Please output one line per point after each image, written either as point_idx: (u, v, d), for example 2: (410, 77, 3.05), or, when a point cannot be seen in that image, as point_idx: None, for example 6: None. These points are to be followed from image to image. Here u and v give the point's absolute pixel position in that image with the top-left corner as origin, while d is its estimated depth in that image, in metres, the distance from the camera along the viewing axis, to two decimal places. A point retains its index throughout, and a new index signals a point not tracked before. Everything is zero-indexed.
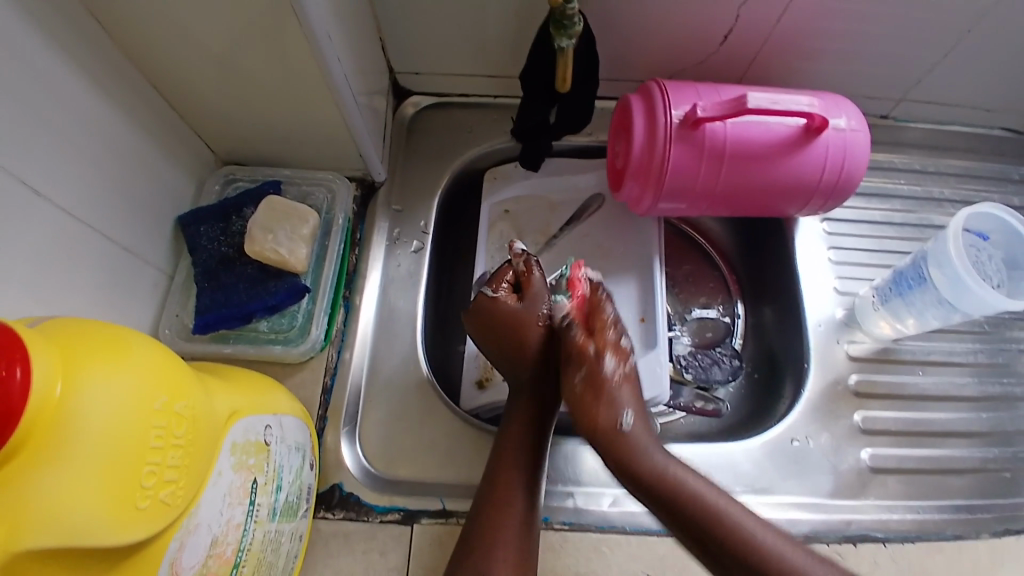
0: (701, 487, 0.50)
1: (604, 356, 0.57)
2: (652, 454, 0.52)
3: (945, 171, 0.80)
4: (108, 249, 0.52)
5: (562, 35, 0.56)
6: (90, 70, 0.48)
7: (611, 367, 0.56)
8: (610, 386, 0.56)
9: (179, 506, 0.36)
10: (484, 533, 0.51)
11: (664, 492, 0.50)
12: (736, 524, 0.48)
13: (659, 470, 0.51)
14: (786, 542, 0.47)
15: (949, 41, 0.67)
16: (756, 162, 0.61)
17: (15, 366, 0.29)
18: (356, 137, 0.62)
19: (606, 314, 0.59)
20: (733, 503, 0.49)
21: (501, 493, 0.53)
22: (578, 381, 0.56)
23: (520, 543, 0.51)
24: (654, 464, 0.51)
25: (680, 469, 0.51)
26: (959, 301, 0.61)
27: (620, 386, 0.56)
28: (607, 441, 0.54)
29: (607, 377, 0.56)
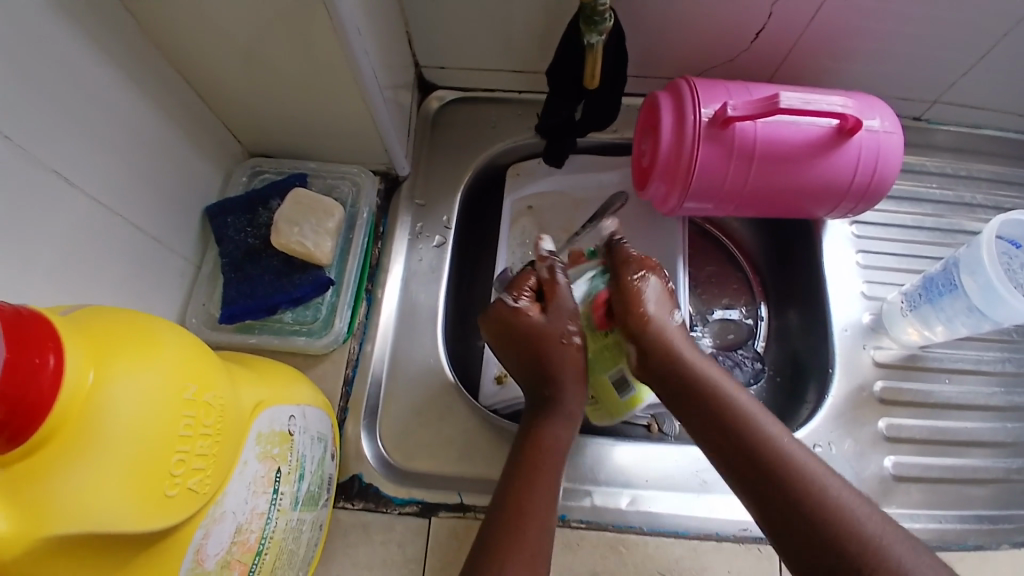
0: (740, 400, 0.51)
1: (653, 274, 0.57)
2: (694, 360, 0.54)
3: (978, 176, 0.78)
4: (137, 239, 0.53)
5: (592, 31, 0.55)
6: (121, 62, 0.49)
7: (659, 279, 0.57)
8: (659, 294, 0.57)
9: (206, 493, 0.36)
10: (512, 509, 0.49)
11: (701, 394, 0.52)
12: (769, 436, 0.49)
13: (702, 375, 0.53)
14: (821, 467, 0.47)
15: (988, 41, 0.65)
16: (786, 163, 0.59)
17: (48, 355, 0.30)
18: (382, 131, 0.62)
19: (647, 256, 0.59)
20: (775, 425, 0.50)
21: (530, 477, 0.51)
22: (633, 281, 0.56)
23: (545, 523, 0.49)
24: (694, 365, 0.54)
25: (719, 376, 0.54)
26: (990, 309, 0.59)
27: (666, 300, 0.57)
28: (654, 341, 0.54)
29: (655, 289, 0.56)
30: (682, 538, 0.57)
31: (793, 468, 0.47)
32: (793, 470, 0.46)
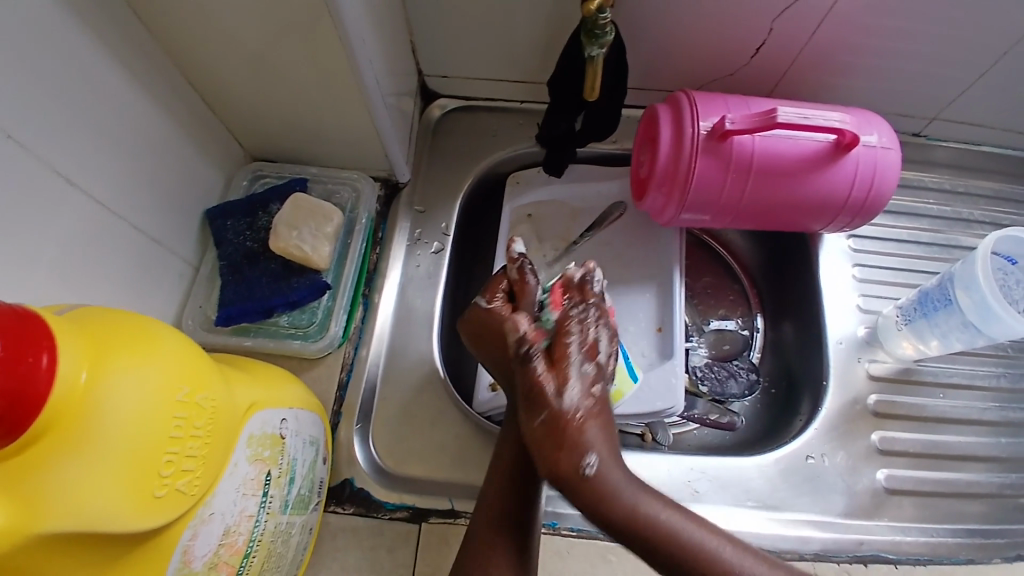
0: (674, 522, 0.47)
1: (568, 394, 0.49)
2: (624, 495, 0.48)
3: (975, 192, 0.79)
4: (138, 240, 0.53)
5: (593, 44, 0.56)
6: (127, 65, 0.50)
7: (575, 402, 0.49)
8: (574, 427, 0.48)
9: (194, 495, 0.36)
10: (490, 520, 0.51)
11: (640, 532, 0.47)
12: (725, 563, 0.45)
13: (634, 509, 0.47)
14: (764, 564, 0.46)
15: (987, 59, 0.66)
16: (783, 177, 0.60)
17: (43, 354, 0.30)
18: (383, 138, 0.63)
19: (571, 342, 0.52)
20: (714, 536, 0.47)
21: (504, 495, 0.52)
22: (539, 422, 0.49)
23: (520, 535, 0.51)
24: (625, 499, 0.47)
25: (651, 502, 0.48)
26: (985, 325, 0.60)
27: (585, 425, 0.49)
28: (574, 489, 0.48)
29: (570, 417, 0.49)
30: None
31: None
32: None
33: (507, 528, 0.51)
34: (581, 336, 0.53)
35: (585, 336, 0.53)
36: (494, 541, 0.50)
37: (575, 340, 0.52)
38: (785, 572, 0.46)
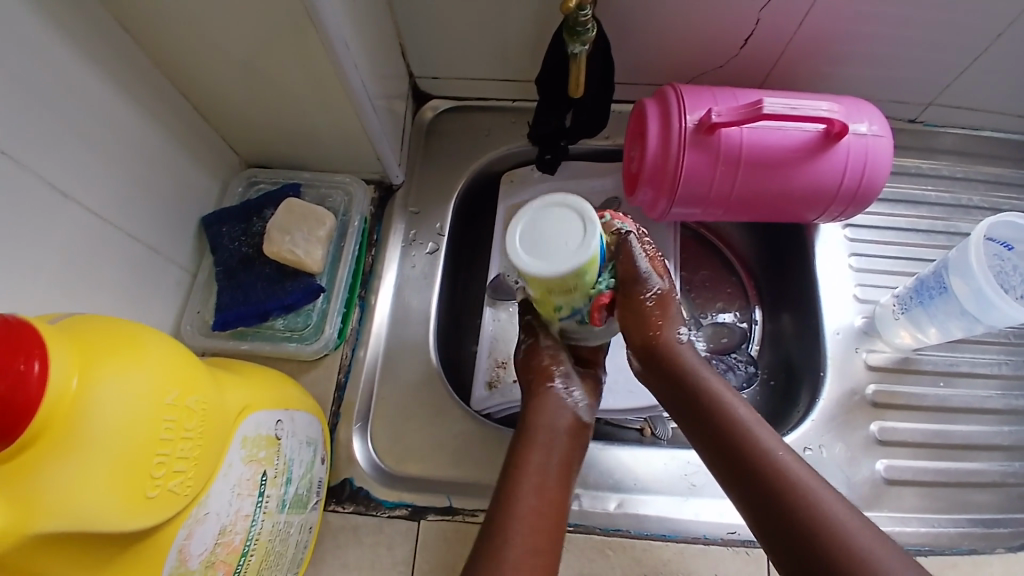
0: (737, 408, 0.51)
1: (659, 280, 0.55)
2: (695, 364, 0.54)
3: (975, 178, 0.78)
4: (134, 249, 0.54)
5: (576, 41, 0.56)
6: (120, 79, 0.51)
7: (664, 286, 0.55)
8: (672, 306, 0.56)
9: (188, 495, 0.37)
10: (494, 524, 0.47)
11: (703, 408, 0.52)
12: (762, 450, 0.48)
13: (699, 381, 0.53)
14: (808, 472, 0.46)
15: (981, 42, 0.65)
16: (773, 167, 0.60)
17: (34, 361, 0.31)
18: (374, 140, 0.63)
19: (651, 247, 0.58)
20: (772, 437, 0.49)
21: (514, 500, 0.48)
22: (649, 300, 0.55)
23: (545, 545, 0.46)
24: (693, 367, 0.54)
25: (715, 379, 0.53)
26: (981, 313, 0.59)
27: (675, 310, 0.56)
28: (663, 356, 0.55)
29: (669, 298, 0.56)
30: (670, 541, 0.58)
31: (793, 486, 0.45)
32: (794, 491, 0.45)
33: (520, 532, 0.46)
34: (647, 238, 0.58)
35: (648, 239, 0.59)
36: (499, 544, 0.45)
37: (651, 263, 0.55)
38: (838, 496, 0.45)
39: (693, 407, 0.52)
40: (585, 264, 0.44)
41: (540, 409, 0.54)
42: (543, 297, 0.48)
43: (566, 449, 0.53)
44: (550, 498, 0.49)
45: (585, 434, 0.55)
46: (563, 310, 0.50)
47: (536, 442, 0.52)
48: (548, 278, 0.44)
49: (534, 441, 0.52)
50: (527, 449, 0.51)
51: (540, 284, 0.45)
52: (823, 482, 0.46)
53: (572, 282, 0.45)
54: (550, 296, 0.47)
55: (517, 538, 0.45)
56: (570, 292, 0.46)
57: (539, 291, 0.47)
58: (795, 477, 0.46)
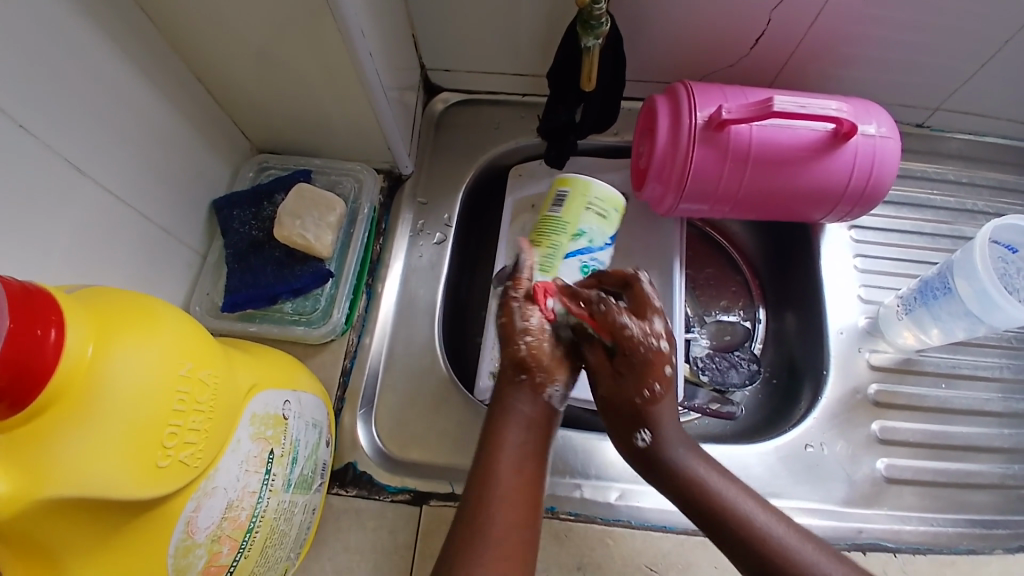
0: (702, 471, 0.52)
1: (638, 383, 0.54)
2: (677, 457, 0.53)
3: (981, 183, 0.78)
4: (146, 228, 0.55)
5: (589, 34, 0.57)
6: (136, 60, 0.52)
7: (644, 392, 0.54)
8: (647, 411, 0.54)
9: (198, 467, 0.38)
10: (470, 509, 0.49)
11: (700, 501, 0.51)
12: (765, 533, 0.48)
13: (688, 473, 0.52)
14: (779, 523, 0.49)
15: (990, 48, 0.65)
16: (781, 166, 0.60)
17: (51, 328, 0.32)
18: (385, 130, 0.64)
19: (626, 329, 0.54)
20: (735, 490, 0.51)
21: (493, 480, 0.50)
22: (613, 410, 0.56)
23: (523, 520, 0.49)
24: (680, 462, 0.52)
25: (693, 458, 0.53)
26: (985, 313, 0.60)
27: (659, 408, 0.54)
28: (639, 455, 0.54)
29: (643, 403, 0.54)
30: (670, 533, 0.58)
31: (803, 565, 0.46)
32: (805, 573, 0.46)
33: (499, 513, 0.48)
34: (622, 323, 0.54)
35: (628, 322, 0.54)
36: (477, 531, 0.47)
37: (633, 375, 0.54)
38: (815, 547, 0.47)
39: (689, 500, 0.51)
40: (618, 202, 0.65)
41: (514, 391, 0.54)
42: (574, 217, 0.64)
43: (541, 425, 0.54)
44: (527, 472, 0.51)
45: (553, 419, 0.55)
46: (579, 241, 0.64)
47: (511, 422, 0.53)
48: (599, 189, 0.64)
49: (509, 418, 0.53)
50: (501, 429, 0.53)
51: (587, 196, 0.64)
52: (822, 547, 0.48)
53: (607, 209, 0.64)
54: (582, 214, 0.64)
55: (497, 524, 0.48)
56: (600, 215, 0.64)
57: (576, 204, 0.64)
58: (801, 555, 0.47)
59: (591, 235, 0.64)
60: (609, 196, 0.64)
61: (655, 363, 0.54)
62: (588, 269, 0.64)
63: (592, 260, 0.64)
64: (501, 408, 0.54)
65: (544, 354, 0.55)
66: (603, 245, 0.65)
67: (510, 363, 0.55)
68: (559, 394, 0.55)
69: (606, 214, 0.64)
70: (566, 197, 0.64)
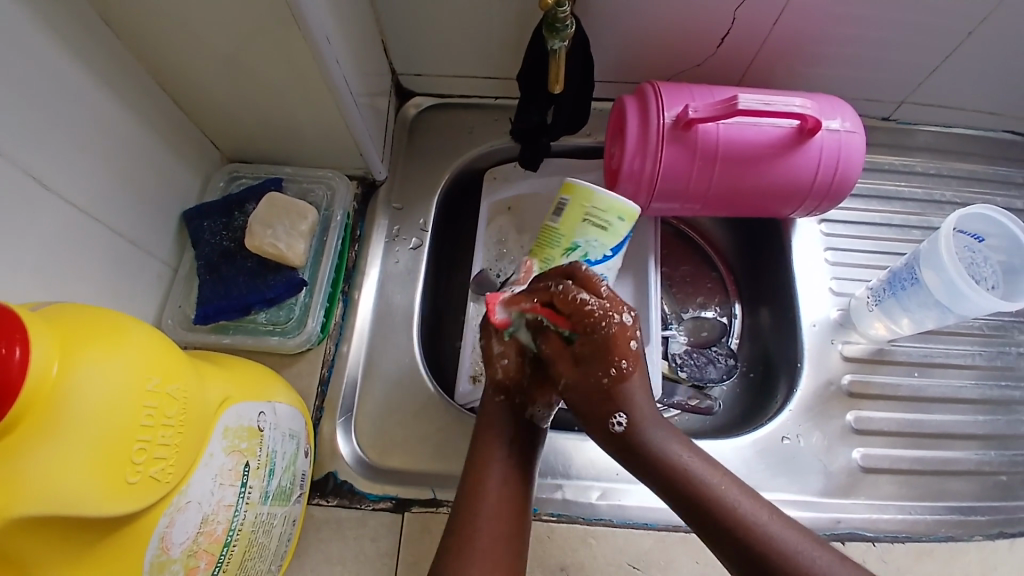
0: (683, 455, 0.50)
1: (601, 365, 0.51)
2: (657, 442, 0.51)
3: (947, 174, 0.80)
4: (114, 241, 0.54)
5: (555, 37, 0.57)
6: (101, 72, 0.51)
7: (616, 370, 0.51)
8: (613, 389, 0.51)
9: (169, 482, 0.38)
10: (460, 520, 0.50)
11: (676, 484, 0.49)
12: (749, 520, 0.46)
13: (670, 460, 0.50)
14: (765, 511, 0.47)
15: (951, 42, 0.67)
16: (748, 163, 0.61)
17: (15, 345, 0.31)
18: (356, 135, 0.64)
19: (586, 307, 0.50)
20: (726, 480, 0.49)
21: (482, 490, 0.51)
22: (582, 397, 0.52)
23: (511, 530, 0.50)
24: (660, 447, 0.50)
25: (671, 441, 0.51)
26: (952, 303, 0.61)
27: (625, 386, 0.51)
28: (610, 438, 0.52)
29: (608, 383, 0.51)
30: (651, 529, 0.59)
31: (788, 553, 0.45)
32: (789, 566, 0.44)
33: (486, 525, 0.49)
34: (579, 300, 0.50)
35: (585, 298, 0.51)
36: (466, 539, 0.48)
37: (598, 356, 0.51)
38: (800, 531, 0.46)
39: (670, 486, 0.49)
40: (626, 210, 0.60)
41: (499, 412, 0.55)
42: (570, 229, 0.62)
43: (527, 442, 0.55)
44: (515, 484, 0.52)
45: (541, 434, 0.56)
46: (574, 255, 0.62)
47: (496, 438, 0.54)
48: (600, 199, 0.60)
49: (493, 438, 0.54)
50: (488, 445, 0.53)
51: (586, 206, 0.61)
52: (804, 534, 0.46)
53: (607, 218, 0.60)
54: (579, 226, 0.61)
55: (485, 535, 0.49)
56: (599, 226, 0.61)
57: (574, 215, 0.61)
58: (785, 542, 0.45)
59: (586, 249, 0.62)
60: (609, 206, 0.60)
61: (621, 336, 0.51)
62: None
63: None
64: (484, 427, 0.55)
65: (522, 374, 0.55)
66: (603, 257, 0.62)
67: (491, 385, 0.56)
68: (543, 412, 0.56)
69: (606, 225, 0.61)
70: (566, 207, 0.62)
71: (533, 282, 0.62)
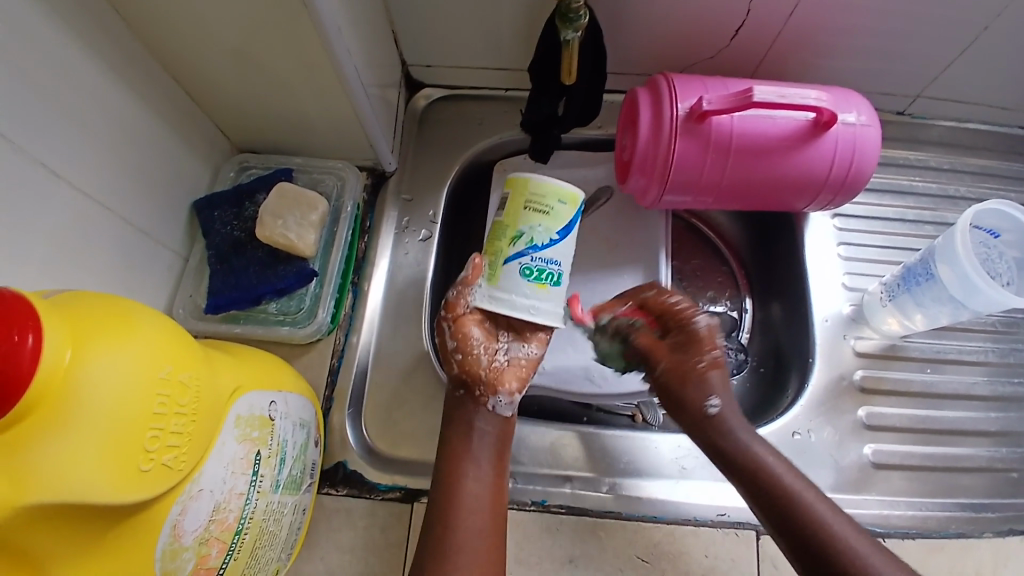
0: (766, 454, 0.54)
1: (692, 351, 0.59)
2: (741, 437, 0.55)
3: (962, 169, 0.79)
4: (125, 231, 0.54)
5: (568, 27, 0.57)
6: (111, 61, 0.51)
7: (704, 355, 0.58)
8: (702, 372, 0.57)
9: (182, 470, 0.38)
10: (439, 518, 0.52)
11: (756, 479, 0.52)
12: (822, 520, 0.49)
13: (753, 457, 0.53)
14: (837, 516, 0.50)
15: (968, 35, 0.66)
16: (763, 156, 0.60)
17: (27, 333, 0.31)
18: (366, 126, 0.63)
19: (676, 306, 0.60)
20: (801, 483, 0.52)
21: (458, 484, 0.53)
22: (675, 380, 0.58)
23: (491, 526, 0.53)
24: (745, 445, 0.54)
25: (755, 441, 0.55)
26: (967, 298, 0.60)
27: (710, 373, 0.58)
28: (697, 426, 0.57)
29: (695, 366, 0.58)
30: (661, 523, 0.58)
31: (854, 555, 0.47)
32: (857, 562, 0.47)
33: (464, 521, 0.52)
34: (670, 301, 0.60)
35: (675, 300, 0.61)
36: (448, 535, 0.51)
37: (690, 344, 0.59)
38: (867, 539, 0.49)
39: (751, 481, 0.53)
40: (567, 193, 0.54)
41: (462, 408, 0.56)
42: (513, 218, 0.54)
43: (496, 437, 0.56)
44: (488, 478, 0.54)
45: (506, 426, 0.57)
46: (519, 243, 0.53)
47: (468, 433, 0.55)
48: (537, 183, 0.54)
49: (463, 432, 0.55)
50: (458, 441, 0.55)
51: (525, 194, 0.54)
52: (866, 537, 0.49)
53: (548, 202, 0.53)
54: (521, 214, 0.53)
55: (465, 530, 0.51)
56: (542, 212, 0.53)
57: (513, 207, 0.54)
58: (854, 545, 0.48)
59: (532, 235, 0.53)
60: (548, 189, 0.53)
61: (709, 333, 0.59)
62: (533, 272, 0.52)
63: (537, 260, 0.52)
64: (452, 423, 0.56)
65: (481, 368, 0.56)
66: (551, 242, 0.53)
67: (451, 380, 0.57)
68: (504, 402, 0.57)
69: (549, 209, 0.53)
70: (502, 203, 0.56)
71: (481, 282, 0.54)
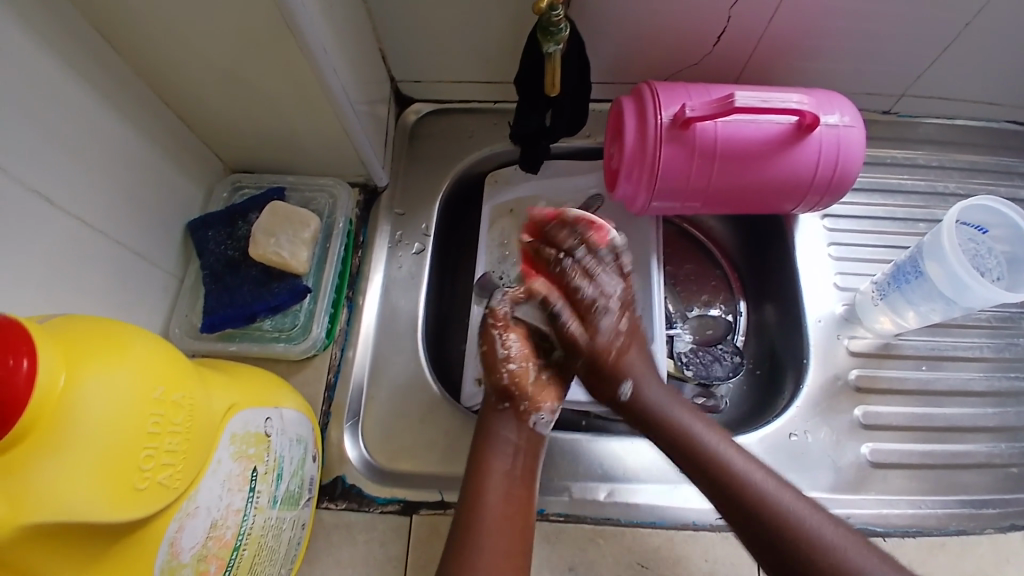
0: (690, 423, 0.56)
1: (603, 335, 0.59)
2: (663, 408, 0.57)
3: (951, 165, 0.79)
4: (119, 253, 0.55)
5: (549, 41, 0.57)
6: (102, 87, 0.52)
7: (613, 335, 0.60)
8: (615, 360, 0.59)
9: (178, 488, 0.38)
10: (462, 534, 0.50)
11: (684, 446, 0.55)
12: (745, 481, 0.51)
13: (677, 424, 0.56)
14: (769, 477, 0.52)
15: (947, 34, 0.67)
16: (747, 161, 0.61)
17: (22, 358, 0.32)
18: (356, 143, 0.64)
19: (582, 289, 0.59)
20: (729, 446, 0.54)
21: (483, 506, 0.51)
22: (594, 371, 0.60)
23: (515, 548, 0.51)
24: (664, 410, 0.57)
25: (685, 412, 0.57)
26: (958, 295, 0.60)
27: (625, 356, 0.59)
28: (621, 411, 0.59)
29: (609, 351, 0.59)
30: (659, 528, 0.59)
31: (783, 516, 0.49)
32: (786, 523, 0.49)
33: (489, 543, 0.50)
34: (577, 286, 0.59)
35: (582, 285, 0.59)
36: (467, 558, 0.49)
37: (602, 332, 0.59)
38: (806, 501, 0.50)
39: (681, 450, 0.55)
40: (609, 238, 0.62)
41: (499, 419, 0.55)
42: None
43: (527, 452, 0.55)
44: (514, 500, 0.53)
45: (541, 443, 0.57)
46: None
47: (498, 448, 0.54)
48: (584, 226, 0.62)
49: (493, 444, 0.54)
50: (489, 454, 0.54)
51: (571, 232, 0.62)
52: (809, 504, 0.51)
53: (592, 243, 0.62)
54: None
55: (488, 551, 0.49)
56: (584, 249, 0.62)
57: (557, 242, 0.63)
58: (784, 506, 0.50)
59: None
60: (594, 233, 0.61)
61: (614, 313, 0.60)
62: None
63: None
64: (486, 435, 0.55)
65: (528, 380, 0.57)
66: None
67: (494, 391, 0.56)
68: (545, 419, 0.57)
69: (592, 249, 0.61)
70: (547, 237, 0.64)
71: None
